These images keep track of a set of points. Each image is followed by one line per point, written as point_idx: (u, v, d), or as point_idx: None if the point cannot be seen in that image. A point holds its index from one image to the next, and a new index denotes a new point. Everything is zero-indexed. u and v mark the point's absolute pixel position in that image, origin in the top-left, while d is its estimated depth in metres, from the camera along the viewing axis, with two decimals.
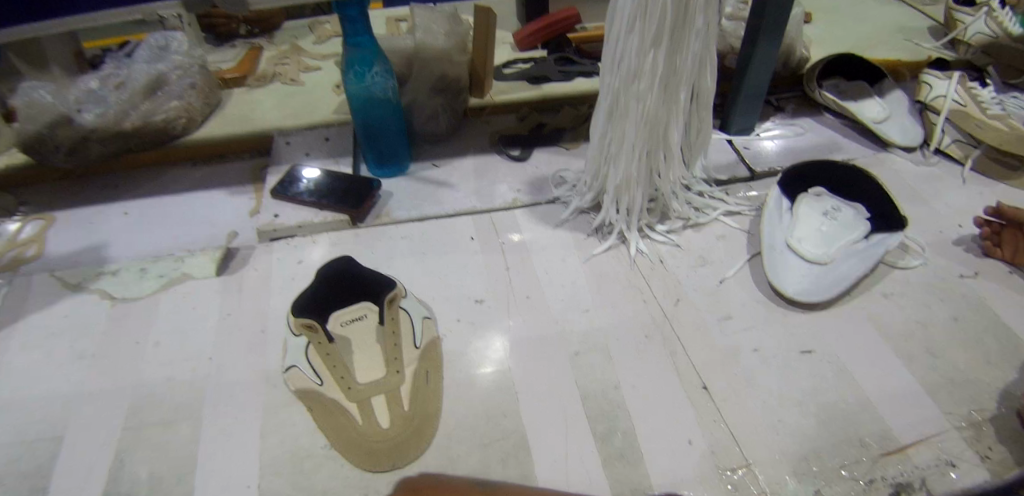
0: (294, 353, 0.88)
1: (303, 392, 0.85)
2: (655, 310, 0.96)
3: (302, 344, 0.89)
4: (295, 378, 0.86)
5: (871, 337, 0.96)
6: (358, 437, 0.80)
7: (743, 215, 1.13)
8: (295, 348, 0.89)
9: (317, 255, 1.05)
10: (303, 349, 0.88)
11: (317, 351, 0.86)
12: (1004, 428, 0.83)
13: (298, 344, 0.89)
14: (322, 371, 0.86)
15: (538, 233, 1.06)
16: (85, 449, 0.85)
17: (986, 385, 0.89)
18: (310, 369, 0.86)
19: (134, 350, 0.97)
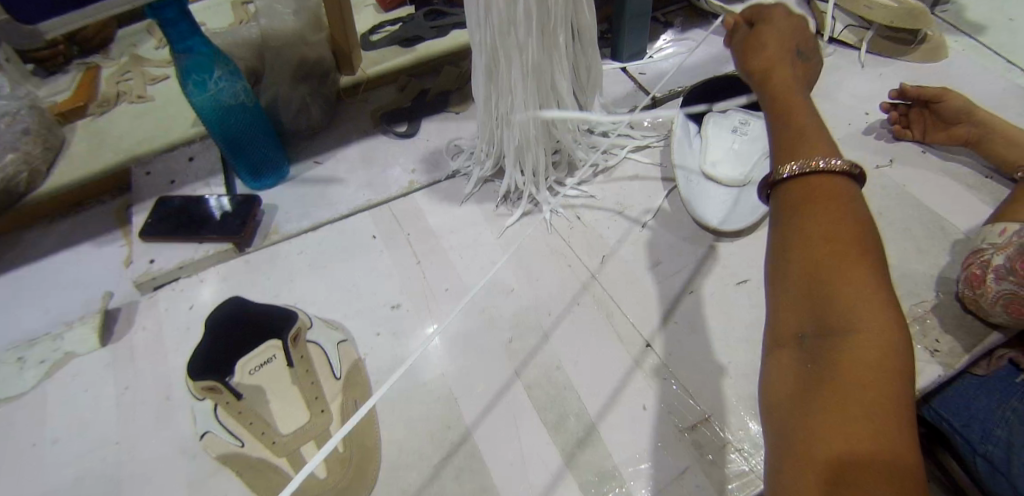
0: (202, 417, 0.79)
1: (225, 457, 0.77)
2: (580, 271, 0.91)
3: (208, 407, 0.79)
4: (211, 444, 0.78)
5: None
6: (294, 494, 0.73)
7: (650, 147, 1.08)
8: (202, 412, 0.79)
9: (208, 296, 0.94)
10: (210, 412, 0.79)
11: (227, 411, 0.77)
12: (948, 314, 0.89)
13: (204, 407, 0.79)
14: (239, 429, 0.77)
15: (443, 215, 0.97)
16: None
17: (923, 274, 0.94)
18: (225, 431, 0.77)
19: (31, 455, 0.85)
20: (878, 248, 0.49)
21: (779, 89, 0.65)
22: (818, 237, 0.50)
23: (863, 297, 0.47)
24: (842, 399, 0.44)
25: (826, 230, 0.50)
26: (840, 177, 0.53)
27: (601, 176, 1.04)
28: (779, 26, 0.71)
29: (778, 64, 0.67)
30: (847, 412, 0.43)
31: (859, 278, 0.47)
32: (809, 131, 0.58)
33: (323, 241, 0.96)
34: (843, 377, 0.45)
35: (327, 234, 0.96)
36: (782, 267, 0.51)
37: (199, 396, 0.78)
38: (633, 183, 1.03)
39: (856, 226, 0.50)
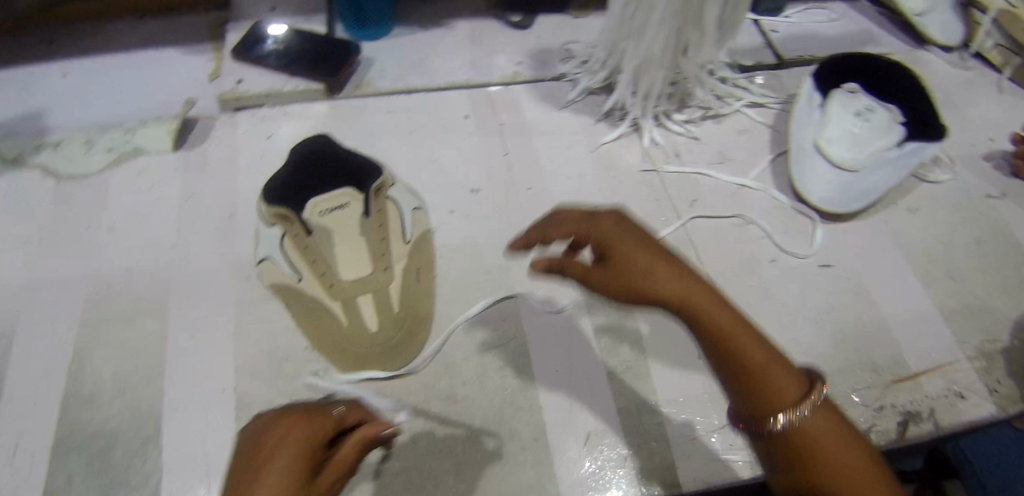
0: (264, 244, 0.77)
1: (279, 289, 0.76)
2: (668, 209, 0.87)
3: (274, 235, 0.77)
4: (268, 271, 0.76)
5: (892, 259, 0.92)
6: (344, 339, 0.73)
7: (768, 106, 1.01)
8: (267, 239, 0.77)
9: (288, 131, 0.91)
10: (274, 240, 0.76)
11: (293, 243, 0.76)
12: (1015, 362, 0.82)
13: (268, 234, 0.77)
14: (300, 265, 0.76)
15: (541, 115, 0.93)
16: (41, 347, 0.77)
17: (1004, 313, 0.87)
18: (286, 262, 0.76)
19: (87, 235, 0.85)
20: (831, 409, 0.54)
21: (690, 292, 0.53)
22: (795, 444, 0.51)
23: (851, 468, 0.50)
24: None
25: (802, 433, 0.51)
26: (789, 367, 0.54)
27: (711, 121, 0.98)
28: (612, 229, 0.59)
29: (680, 287, 0.53)
30: None
31: (849, 460, 0.50)
32: (747, 347, 0.53)
33: (414, 109, 0.92)
34: None
35: (420, 103, 0.93)
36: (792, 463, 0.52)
37: (269, 222, 0.76)
38: (740, 137, 0.97)
39: (835, 425, 0.52)
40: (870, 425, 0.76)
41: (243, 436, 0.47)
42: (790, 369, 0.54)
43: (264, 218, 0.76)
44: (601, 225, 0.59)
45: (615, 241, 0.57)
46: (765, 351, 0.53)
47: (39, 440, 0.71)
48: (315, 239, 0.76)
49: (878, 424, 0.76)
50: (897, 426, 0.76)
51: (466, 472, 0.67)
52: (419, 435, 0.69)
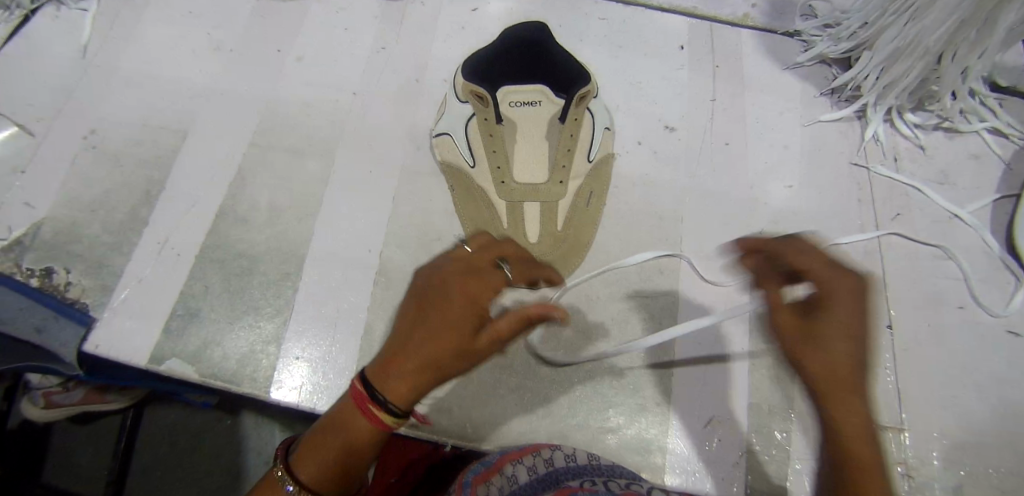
0: (450, 119, 0.76)
1: (448, 168, 0.75)
2: (867, 216, 0.79)
3: (465, 113, 0.76)
4: (444, 146, 0.75)
5: None
6: (500, 239, 0.71)
7: (1008, 138, 0.87)
8: (456, 114, 0.76)
9: (496, 9, 0.87)
10: (462, 119, 0.75)
11: (480, 126, 0.74)
12: None
13: (458, 109, 0.76)
14: (478, 151, 0.75)
15: (761, 70, 0.84)
16: (209, 154, 0.79)
17: None
18: (465, 144, 0.75)
19: (274, 59, 0.84)
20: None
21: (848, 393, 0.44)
22: None
23: None
24: None
25: None
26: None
27: (943, 133, 0.86)
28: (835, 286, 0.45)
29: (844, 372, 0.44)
30: None
31: None
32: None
33: (626, 28, 0.86)
34: None
35: (637, 19, 0.87)
36: None
37: (463, 98, 0.74)
38: (970, 163, 0.85)
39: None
40: None
41: (420, 271, 0.52)
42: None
43: (460, 93, 0.74)
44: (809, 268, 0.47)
45: (830, 309, 0.45)
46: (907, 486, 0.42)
47: (192, 242, 0.75)
48: (500, 129, 0.74)
49: None
50: None
51: (580, 409, 0.68)
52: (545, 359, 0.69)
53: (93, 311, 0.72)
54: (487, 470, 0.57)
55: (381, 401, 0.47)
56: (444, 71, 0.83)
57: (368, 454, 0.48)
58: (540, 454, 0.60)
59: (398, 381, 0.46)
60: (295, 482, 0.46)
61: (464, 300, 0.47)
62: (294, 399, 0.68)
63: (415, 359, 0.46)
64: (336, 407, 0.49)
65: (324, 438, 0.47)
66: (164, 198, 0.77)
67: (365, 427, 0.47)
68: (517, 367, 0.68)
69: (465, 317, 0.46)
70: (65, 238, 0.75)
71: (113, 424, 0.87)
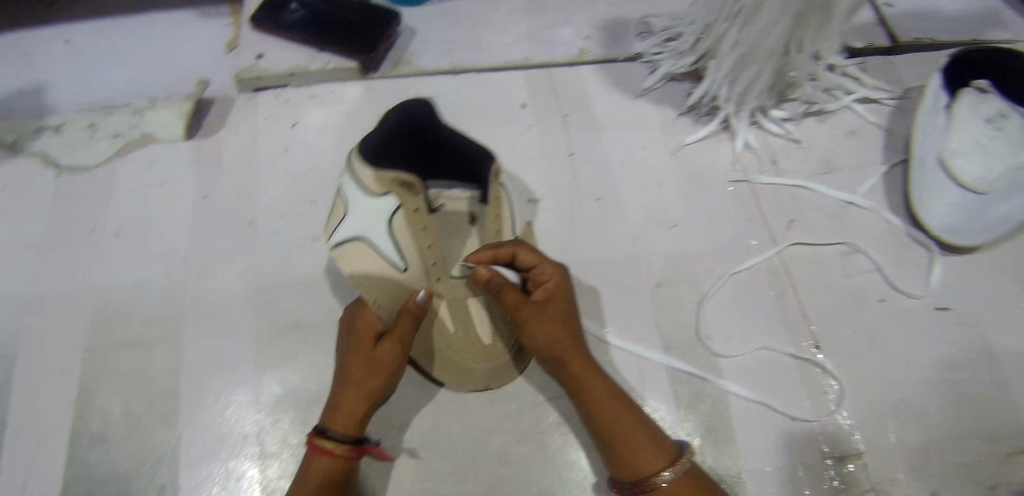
0: (361, 217, 0.61)
1: (362, 277, 0.61)
2: (761, 229, 0.74)
3: (379, 208, 0.61)
4: (355, 255, 0.62)
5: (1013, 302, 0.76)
6: (452, 349, 0.65)
7: (880, 102, 0.85)
8: (363, 210, 0.61)
9: (318, 118, 0.79)
10: (378, 216, 0.61)
11: (409, 219, 0.61)
12: None
13: (371, 205, 0.61)
14: (405, 251, 0.62)
15: (611, 103, 0.79)
16: (40, 377, 0.68)
17: None
18: (389, 245, 0.61)
19: (91, 242, 0.75)
20: (703, 472, 0.54)
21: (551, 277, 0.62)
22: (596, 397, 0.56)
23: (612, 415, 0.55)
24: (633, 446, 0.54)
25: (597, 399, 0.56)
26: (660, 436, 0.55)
27: (813, 118, 0.83)
28: (561, 293, 0.61)
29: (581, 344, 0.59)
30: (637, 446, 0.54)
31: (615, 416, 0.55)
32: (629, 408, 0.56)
33: (461, 100, 0.79)
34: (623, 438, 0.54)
35: (472, 86, 0.80)
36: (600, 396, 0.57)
37: (378, 191, 0.60)
38: (849, 141, 0.82)
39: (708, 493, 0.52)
40: None
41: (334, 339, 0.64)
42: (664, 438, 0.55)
43: (368, 185, 0.60)
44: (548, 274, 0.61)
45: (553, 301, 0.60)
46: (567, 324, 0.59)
47: None
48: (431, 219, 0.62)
49: None
50: None
51: None
52: None
53: None
54: None
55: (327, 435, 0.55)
56: (280, 204, 0.74)
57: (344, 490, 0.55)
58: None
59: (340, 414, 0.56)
60: None
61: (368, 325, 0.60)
62: None
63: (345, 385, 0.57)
64: (300, 472, 0.56)
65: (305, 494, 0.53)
66: None
67: (323, 463, 0.54)
68: None
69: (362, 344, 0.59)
70: None
71: None
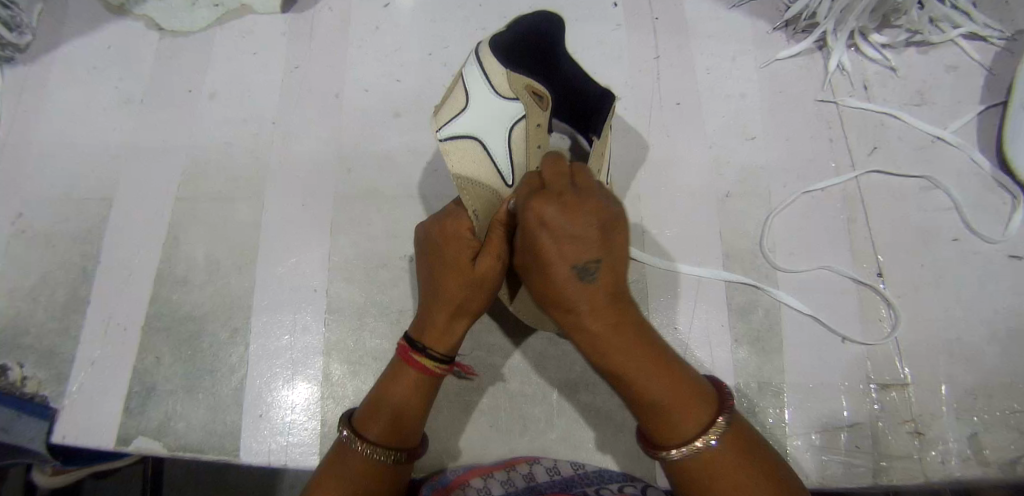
0: (483, 117, 0.57)
1: (468, 180, 0.56)
2: (840, 156, 0.72)
3: (505, 112, 0.58)
4: (463, 155, 0.57)
5: None
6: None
7: (988, 41, 0.80)
8: (488, 113, 0.57)
9: (407, 2, 0.80)
10: (502, 121, 0.58)
11: (530, 133, 0.59)
12: None
13: (497, 107, 0.57)
14: (516, 163, 0.60)
15: (704, 12, 0.77)
16: (138, 218, 0.75)
17: None
18: (502, 153, 0.59)
19: (186, 102, 0.79)
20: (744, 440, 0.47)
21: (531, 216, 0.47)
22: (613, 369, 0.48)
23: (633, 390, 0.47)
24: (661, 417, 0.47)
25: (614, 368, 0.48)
26: (690, 396, 0.47)
27: (915, 49, 0.79)
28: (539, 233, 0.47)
29: (574, 303, 0.47)
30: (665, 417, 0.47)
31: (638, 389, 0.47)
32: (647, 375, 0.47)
33: None
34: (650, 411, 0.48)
35: None
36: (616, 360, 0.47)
37: (511, 94, 0.57)
38: (947, 77, 0.78)
39: (743, 471, 0.45)
40: (1021, 455, 0.66)
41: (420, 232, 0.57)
42: (697, 392, 0.48)
43: (501, 87, 0.57)
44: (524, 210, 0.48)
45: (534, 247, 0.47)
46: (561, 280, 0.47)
47: (136, 314, 0.71)
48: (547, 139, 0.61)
49: None
50: None
51: (558, 421, 0.64)
52: (513, 374, 0.65)
53: (54, 402, 0.69)
54: (446, 486, 0.57)
55: (422, 350, 0.55)
56: (366, 80, 0.76)
57: (429, 404, 0.56)
58: (517, 468, 0.59)
59: (436, 330, 0.55)
60: (371, 441, 0.52)
61: (463, 243, 0.53)
62: (263, 458, 0.65)
63: (439, 299, 0.55)
64: (382, 375, 0.56)
65: (396, 400, 0.53)
66: (100, 272, 0.73)
67: (415, 377, 0.54)
68: (487, 387, 0.64)
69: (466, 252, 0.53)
70: (12, 332, 0.72)
71: (136, 469, 0.84)
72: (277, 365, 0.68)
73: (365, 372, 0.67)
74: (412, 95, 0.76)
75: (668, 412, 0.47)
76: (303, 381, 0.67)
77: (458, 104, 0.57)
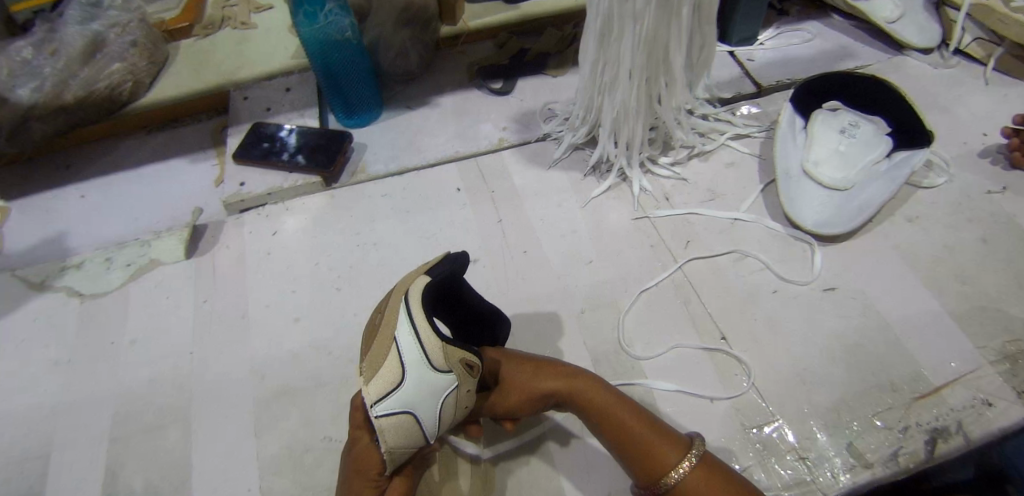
0: (419, 393, 0.62)
1: (400, 452, 0.63)
2: (664, 254, 0.88)
3: (441, 386, 0.63)
4: (396, 429, 0.62)
5: (886, 278, 0.90)
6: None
7: (751, 136, 1.04)
8: (425, 387, 0.62)
9: (292, 225, 0.96)
10: (435, 397, 0.63)
11: (464, 397, 0.66)
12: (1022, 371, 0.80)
13: (432, 383, 0.63)
14: (443, 425, 0.66)
15: (529, 175, 0.98)
16: (70, 473, 0.79)
17: (1011, 313, 0.85)
18: (433, 422, 0.64)
19: (109, 353, 0.89)
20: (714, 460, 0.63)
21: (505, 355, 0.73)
22: (601, 418, 0.66)
23: (621, 427, 0.65)
24: (649, 441, 0.63)
25: (605, 418, 0.66)
26: (664, 429, 0.65)
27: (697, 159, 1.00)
28: (512, 360, 0.72)
29: (561, 382, 0.69)
30: (650, 439, 0.64)
31: (627, 420, 0.65)
32: (630, 430, 0.64)
33: (407, 192, 0.97)
34: (641, 442, 0.64)
35: (414, 180, 0.99)
36: (605, 410, 0.66)
37: (446, 368, 0.63)
38: (728, 172, 0.99)
39: (719, 476, 0.61)
40: (897, 447, 0.75)
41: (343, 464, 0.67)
42: (669, 434, 0.65)
43: (437, 360, 0.63)
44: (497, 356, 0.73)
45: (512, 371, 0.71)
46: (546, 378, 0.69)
47: None
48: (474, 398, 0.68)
49: (906, 446, 0.75)
50: (926, 445, 0.75)
51: None
52: None
53: None
54: None
55: None
56: (267, 296, 0.89)
57: None
58: None
59: None
60: None
61: (372, 480, 0.64)
62: None
63: None
64: None
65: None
66: None
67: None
68: None
69: (372, 490, 0.64)
70: None
71: None
72: None
73: None
74: (309, 297, 0.88)
75: (650, 434, 0.64)
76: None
77: (393, 377, 0.62)
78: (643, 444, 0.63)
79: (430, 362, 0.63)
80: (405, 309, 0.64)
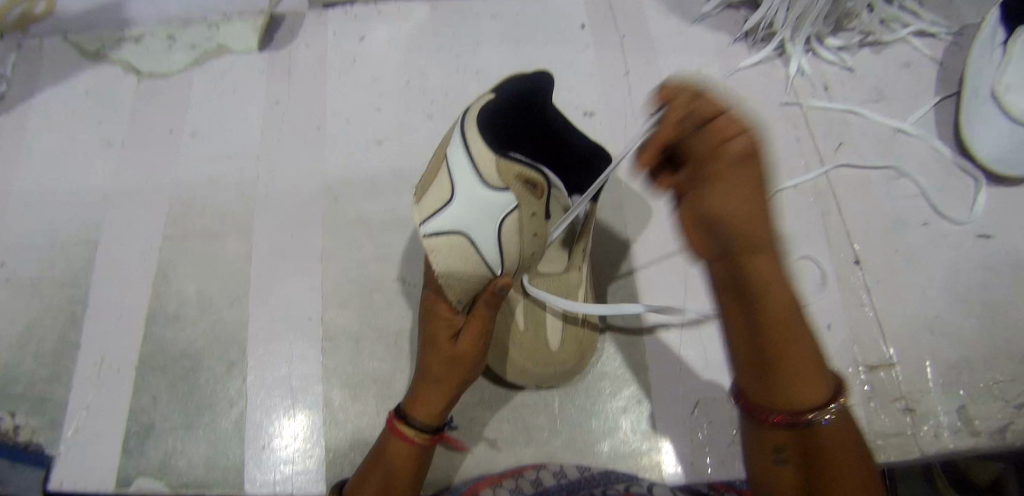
0: (468, 213, 0.46)
1: (451, 279, 0.50)
2: (808, 154, 0.75)
3: (496, 206, 0.47)
4: (447, 249, 0.47)
5: None
6: (524, 350, 0.62)
7: (937, 38, 0.84)
8: (478, 206, 0.46)
9: (382, 36, 0.82)
10: (493, 214, 0.47)
11: (528, 226, 0.50)
12: None
13: (487, 198, 0.46)
14: (505, 257, 0.50)
15: (668, 29, 0.81)
16: (124, 260, 0.74)
17: None
18: (491, 249, 0.49)
19: (168, 140, 0.80)
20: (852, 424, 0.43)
21: (735, 160, 0.39)
22: (775, 336, 0.40)
23: (796, 358, 0.41)
24: (811, 375, 0.42)
25: (785, 332, 0.40)
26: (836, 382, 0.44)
27: (870, 50, 0.83)
28: (750, 184, 0.38)
29: (774, 272, 0.40)
30: (813, 380, 0.42)
31: (809, 355, 0.41)
32: (796, 359, 0.41)
33: (521, 20, 0.82)
34: (792, 375, 0.41)
35: (531, 8, 0.83)
36: (791, 331, 0.41)
37: (501, 186, 0.46)
38: (901, 73, 0.82)
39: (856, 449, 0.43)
40: (1009, 421, 0.66)
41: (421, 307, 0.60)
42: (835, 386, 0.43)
43: (490, 177, 0.45)
44: (726, 156, 0.38)
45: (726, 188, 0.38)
46: (768, 255, 0.39)
47: (128, 354, 0.71)
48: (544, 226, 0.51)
49: (1018, 422, 0.66)
50: None
51: (562, 427, 0.65)
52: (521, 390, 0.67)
53: (48, 450, 0.68)
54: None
55: (408, 421, 0.57)
56: (348, 110, 0.78)
57: (421, 471, 0.57)
58: (524, 475, 0.61)
59: (418, 403, 0.57)
60: None
61: (447, 322, 0.56)
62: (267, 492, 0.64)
63: (428, 380, 0.57)
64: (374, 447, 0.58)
65: (391, 473, 0.55)
66: (90, 317, 0.73)
67: (405, 447, 0.56)
68: (496, 402, 0.67)
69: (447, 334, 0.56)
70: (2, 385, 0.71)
71: None
72: (281, 402, 0.67)
73: (367, 396, 0.67)
74: (395, 121, 0.77)
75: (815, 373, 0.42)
76: (302, 412, 0.67)
77: (439, 195, 0.46)
78: (794, 371, 0.41)
79: (480, 176, 0.45)
80: (458, 127, 0.46)
